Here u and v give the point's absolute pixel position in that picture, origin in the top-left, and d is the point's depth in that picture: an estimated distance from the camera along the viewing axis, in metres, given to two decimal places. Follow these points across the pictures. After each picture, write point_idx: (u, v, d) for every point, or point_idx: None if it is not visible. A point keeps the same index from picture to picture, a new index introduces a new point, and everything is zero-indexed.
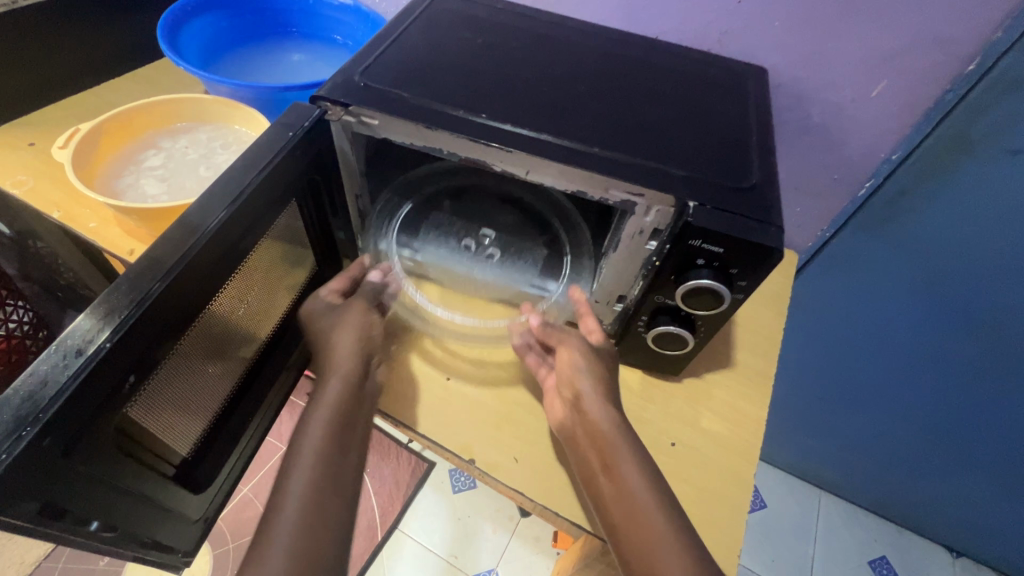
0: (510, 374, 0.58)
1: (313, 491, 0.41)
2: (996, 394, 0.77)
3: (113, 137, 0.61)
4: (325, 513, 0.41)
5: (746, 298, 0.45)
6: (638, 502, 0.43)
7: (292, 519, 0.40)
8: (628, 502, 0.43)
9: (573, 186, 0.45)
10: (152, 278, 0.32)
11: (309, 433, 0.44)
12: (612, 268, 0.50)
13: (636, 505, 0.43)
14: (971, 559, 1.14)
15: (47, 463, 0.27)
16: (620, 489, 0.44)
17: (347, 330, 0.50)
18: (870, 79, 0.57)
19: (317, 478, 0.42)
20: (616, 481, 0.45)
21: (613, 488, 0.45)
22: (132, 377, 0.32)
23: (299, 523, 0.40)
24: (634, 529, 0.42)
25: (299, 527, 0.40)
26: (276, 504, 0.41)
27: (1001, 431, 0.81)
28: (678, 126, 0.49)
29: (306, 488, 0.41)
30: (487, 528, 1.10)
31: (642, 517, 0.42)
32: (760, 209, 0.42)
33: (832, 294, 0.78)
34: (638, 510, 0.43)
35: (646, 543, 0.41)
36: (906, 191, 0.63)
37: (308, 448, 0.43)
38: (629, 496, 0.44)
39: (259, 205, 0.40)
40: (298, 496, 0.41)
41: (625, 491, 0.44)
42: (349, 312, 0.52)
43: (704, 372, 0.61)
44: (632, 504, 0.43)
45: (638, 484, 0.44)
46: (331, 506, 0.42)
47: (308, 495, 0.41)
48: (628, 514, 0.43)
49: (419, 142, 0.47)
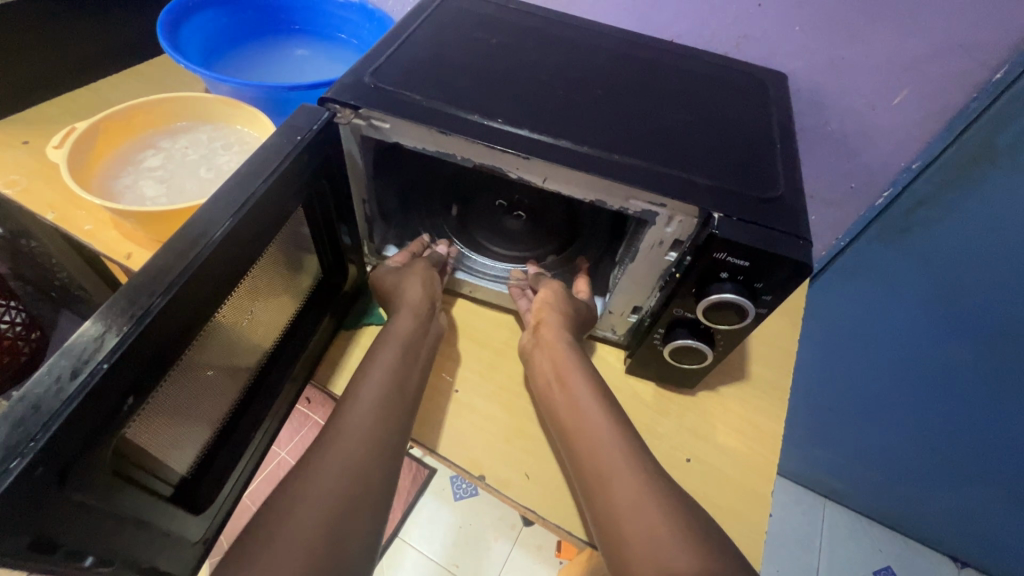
0: (520, 386, 0.56)
1: (372, 422, 0.41)
2: (1010, 410, 0.75)
3: (111, 136, 0.59)
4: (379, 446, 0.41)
5: (769, 313, 0.44)
6: (588, 426, 0.45)
7: (351, 439, 0.40)
8: (580, 425, 0.45)
9: (592, 195, 0.43)
10: (153, 292, 0.30)
11: (374, 368, 0.45)
12: (628, 278, 0.49)
13: (586, 427, 0.44)
14: (977, 571, 1.13)
15: (38, 498, 0.25)
16: (572, 413, 0.46)
17: (414, 281, 0.53)
18: (892, 86, 0.56)
19: (375, 413, 0.42)
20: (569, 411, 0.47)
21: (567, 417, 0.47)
22: (131, 399, 0.30)
23: (354, 446, 0.39)
24: (585, 449, 0.43)
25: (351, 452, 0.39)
26: (336, 426, 0.41)
27: (1014, 448, 0.79)
28: (699, 133, 0.47)
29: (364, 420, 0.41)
30: (487, 538, 1.09)
31: (591, 439, 0.43)
32: (786, 222, 0.41)
33: (845, 304, 0.77)
34: (588, 433, 0.44)
35: (596, 461, 0.42)
36: (925, 202, 0.61)
37: (373, 383, 0.44)
38: (579, 421, 0.45)
39: (265, 212, 0.38)
40: (358, 424, 0.41)
41: (577, 419, 0.46)
42: (424, 272, 0.54)
43: (719, 386, 0.59)
44: (583, 429, 0.45)
45: (590, 412, 0.45)
46: (367, 475, 0.39)
47: (369, 420, 0.41)
48: (579, 437, 0.44)
49: (432, 147, 0.45)
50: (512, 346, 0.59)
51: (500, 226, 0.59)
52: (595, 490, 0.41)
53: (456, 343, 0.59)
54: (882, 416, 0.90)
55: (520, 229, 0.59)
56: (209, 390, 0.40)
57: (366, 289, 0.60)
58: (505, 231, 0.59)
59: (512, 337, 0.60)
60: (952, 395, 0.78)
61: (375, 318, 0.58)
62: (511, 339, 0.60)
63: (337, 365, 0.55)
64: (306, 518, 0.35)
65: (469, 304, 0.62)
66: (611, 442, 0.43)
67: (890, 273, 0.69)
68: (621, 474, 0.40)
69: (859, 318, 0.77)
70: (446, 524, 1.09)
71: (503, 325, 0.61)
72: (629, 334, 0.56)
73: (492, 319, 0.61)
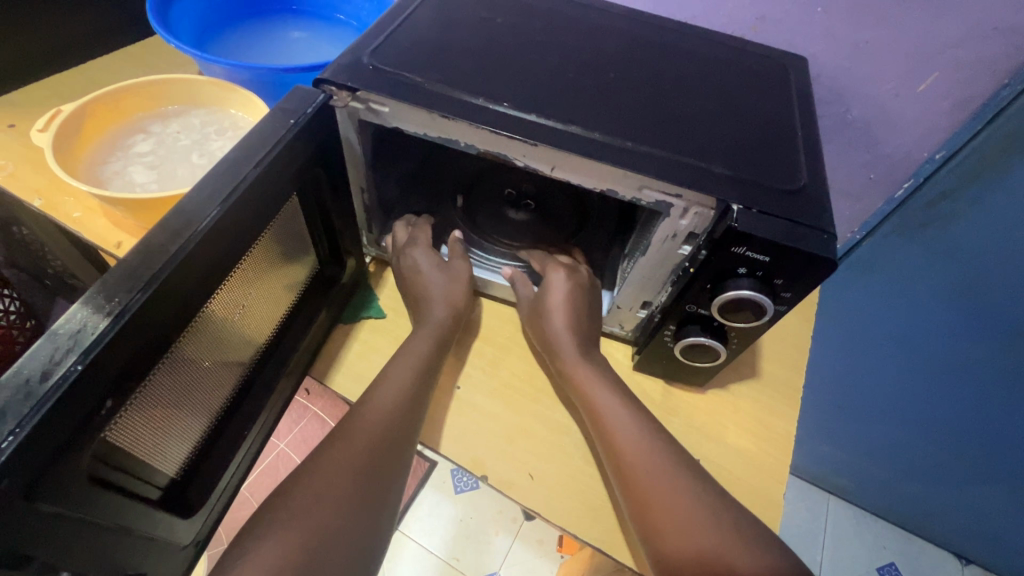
0: (524, 383, 0.54)
1: (383, 424, 0.43)
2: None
3: (99, 120, 0.56)
4: (380, 454, 0.41)
5: (788, 310, 0.42)
6: (635, 459, 0.43)
7: (354, 445, 0.41)
8: (623, 458, 0.43)
9: (602, 184, 0.41)
10: (132, 288, 0.28)
11: (395, 365, 0.47)
12: (638, 273, 0.47)
13: (635, 460, 0.42)
14: (980, 567, 1.12)
15: (6, 512, 0.24)
16: (614, 442, 0.44)
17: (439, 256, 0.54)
18: (918, 72, 0.53)
19: (385, 423, 0.43)
20: (609, 440, 0.44)
21: (609, 447, 0.44)
22: (109, 401, 0.28)
23: (355, 455, 0.40)
24: (635, 484, 0.41)
25: (353, 460, 0.40)
26: (344, 431, 0.42)
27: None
28: (717, 120, 0.45)
29: (372, 428, 0.42)
30: (488, 531, 1.08)
31: (640, 473, 0.42)
32: (810, 214, 0.39)
33: (857, 299, 0.75)
34: (637, 467, 0.42)
35: (651, 487, 0.41)
36: (948, 195, 0.58)
37: (388, 390, 0.45)
38: (622, 451, 0.43)
39: (255, 201, 0.36)
40: (365, 431, 0.42)
41: (620, 451, 0.43)
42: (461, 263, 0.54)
43: (730, 384, 0.57)
44: (631, 460, 0.43)
45: (635, 441, 0.44)
46: (371, 483, 0.40)
47: (375, 430, 0.42)
48: (627, 471, 0.42)
49: (433, 132, 0.43)
50: (516, 341, 0.57)
51: (508, 217, 0.57)
52: (651, 516, 0.40)
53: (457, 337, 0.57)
54: (891, 414, 0.88)
55: (523, 219, 0.57)
56: (207, 381, 0.39)
57: (364, 281, 0.58)
58: (509, 224, 0.57)
59: (516, 332, 0.58)
60: (965, 393, 0.76)
61: (374, 311, 0.56)
62: (515, 334, 0.58)
63: (334, 360, 0.53)
64: (307, 505, 0.37)
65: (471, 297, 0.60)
66: (664, 476, 0.41)
67: (907, 269, 0.66)
68: (682, 510, 0.39)
69: (873, 314, 0.75)
70: (446, 517, 1.09)
71: (507, 319, 0.59)
72: (637, 329, 0.54)
73: (494, 313, 0.59)
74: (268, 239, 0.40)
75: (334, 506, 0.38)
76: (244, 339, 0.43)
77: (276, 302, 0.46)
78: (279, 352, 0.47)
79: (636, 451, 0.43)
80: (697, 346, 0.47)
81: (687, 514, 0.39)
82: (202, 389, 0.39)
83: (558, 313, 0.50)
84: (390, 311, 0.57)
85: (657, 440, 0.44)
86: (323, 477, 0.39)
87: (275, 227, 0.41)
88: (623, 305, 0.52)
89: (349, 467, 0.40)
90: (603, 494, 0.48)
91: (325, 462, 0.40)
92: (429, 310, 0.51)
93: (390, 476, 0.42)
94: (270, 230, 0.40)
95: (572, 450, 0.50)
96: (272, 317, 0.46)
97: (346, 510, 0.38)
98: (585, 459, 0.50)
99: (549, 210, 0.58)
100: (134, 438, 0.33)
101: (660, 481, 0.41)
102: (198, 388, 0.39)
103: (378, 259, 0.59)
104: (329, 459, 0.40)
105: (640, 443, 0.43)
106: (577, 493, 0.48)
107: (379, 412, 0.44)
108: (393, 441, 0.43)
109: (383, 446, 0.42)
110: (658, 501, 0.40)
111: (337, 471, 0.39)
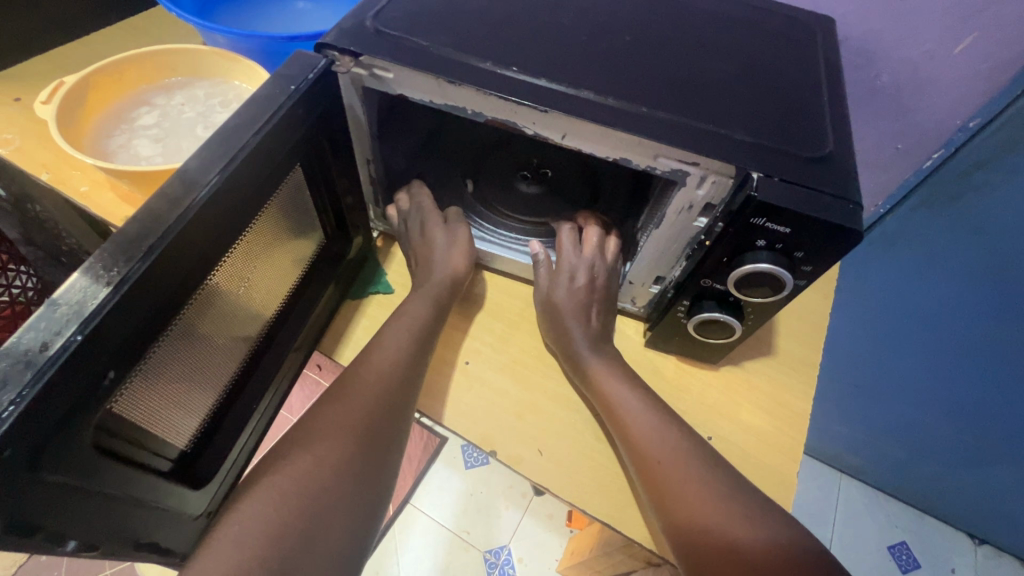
0: (533, 358, 0.54)
1: (380, 397, 0.42)
2: None
3: (103, 93, 0.55)
4: (377, 418, 0.42)
5: (808, 284, 0.40)
6: (647, 440, 0.43)
7: (350, 407, 0.41)
8: (639, 450, 0.43)
9: (615, 153, 0.39)
10: (131, 258, 0.28)
11: (389, 338, 0.46)
12: (651, 246, 0.45)
13: (650, 444, 0.43)
14: (995, 548, 1.11)
15: (12, 479, 0.24)
16: (628, 429, 0.44)
17: (450, 234, 0.53)
18: (956, 31, 0.49)
19: (381, 395, 0.43)
20: (624, 431, 0.44)
21: (623, 436, 0.44)
22: (112, 372, 0.28)
23: (356, 418, 0.41)
24: (653, 470, 0.41)
25: (352, 421, 0.40)
26: (340, 394, 0.42)
27: None
28: (737, 86, 0.42)
29: (369, 393, 0.42)
30: (499, 506, 1.10)
31: (656, 459, 0.42)
32: (835, 182, 0.37)
33: (879, 273, 0.72)
34: (650, 445, 0.43)
35: (668, 482, 0.40)
36: (981, 165, 0.54)
37: (388, 354, 0.45)
38: (635, 439, 0.43)
39: (256, 170, 0.35)
40: (363, 397, 0.42)
41: (636, 438, 0.43)
42: (464, 227, 0.54)
43: (745, 362, 0.56)
44: (647, 450, 0.42)
45: (647, 427, 0.44)
46: (370, 463, 0.40)
47: (373, 394, 0.42)
48: (644, 460, 0.42)
49: (437, 99, 0.41)
50: (527, 317, 0.56)
51: (524, 189, 0.55)
52: (670, 511, 0.39)
53: (465, 312, 0.56)
54: (909, 393, 0.87)
55: (538, 195, 0.55)
56: (214, 357, 0.39)
57: (372, 256, 0.57)
58: (523, 200, 0.55)
59: (526, 307, 0.57)
60: (990, 371, 0.74)
61: (381, 286, 0.55)
62: (525, 309, 0.57)
63: (341, 334, 0.53)
64: (306, 482, 0.37)
65: (481, 273, 0.59)
66: (682, 466, 0.41)
67: (933, 243, 0.64)
68: (692, 486, 0.39)
69: (893, 288, 0.73)
70: (457, 491, 1.10)
71: (516, 294, 0.58)
72: (650, 306, 0.53)
73: (503, 288, 0.58)
74: (278, 202, 0.40)
75: (335, 481, 0.38)
76: (252, 316, 0.43)
77: (287, 278, 0.46)
78: (289, 330, 0.47)
79: (652, 440, 0.43)
80: (713, 323, 0.46)
81: (700, 490, 0.39)
82: (211, 363, 0.39)
83: (578, 331, 0.49)
84: (398, 286, 0.56)
85: (672, 437, 0.43)
86: (325, 434, 0.39)
87: (279, 200, 0.40)
88: (636, 280, 0.50)
89: (348, 443, 0.39)
90: (611, 468, 0.48)
91: (323, 432, 0.39)
92: (433, 271, 0.51)
93: (388, 439, 0.42)
94: (276, 200, 0.40)
95: (582, 427, 0.50)
96: (280, 297, 0.45)
97: (342, 472, 0.38)
98: (594, 435, 0.49)
99: (563, 184, 0.56)
100: (140, 415, 0.33)
101: (678, 465, 0.41)
102: (206, 364, 0.39)
103: (386, 234, 0.59)
104: (328, 418, 0.40)
105: (652, 425, 0.44)
106: (586, 469, 0.48)
107: (383, 390, 0.43)
108: (391, 422, 0.43)
109: (379, 411, 0.42)
110: (674, 487, 0.40)
111: (338, 428, 0.40)
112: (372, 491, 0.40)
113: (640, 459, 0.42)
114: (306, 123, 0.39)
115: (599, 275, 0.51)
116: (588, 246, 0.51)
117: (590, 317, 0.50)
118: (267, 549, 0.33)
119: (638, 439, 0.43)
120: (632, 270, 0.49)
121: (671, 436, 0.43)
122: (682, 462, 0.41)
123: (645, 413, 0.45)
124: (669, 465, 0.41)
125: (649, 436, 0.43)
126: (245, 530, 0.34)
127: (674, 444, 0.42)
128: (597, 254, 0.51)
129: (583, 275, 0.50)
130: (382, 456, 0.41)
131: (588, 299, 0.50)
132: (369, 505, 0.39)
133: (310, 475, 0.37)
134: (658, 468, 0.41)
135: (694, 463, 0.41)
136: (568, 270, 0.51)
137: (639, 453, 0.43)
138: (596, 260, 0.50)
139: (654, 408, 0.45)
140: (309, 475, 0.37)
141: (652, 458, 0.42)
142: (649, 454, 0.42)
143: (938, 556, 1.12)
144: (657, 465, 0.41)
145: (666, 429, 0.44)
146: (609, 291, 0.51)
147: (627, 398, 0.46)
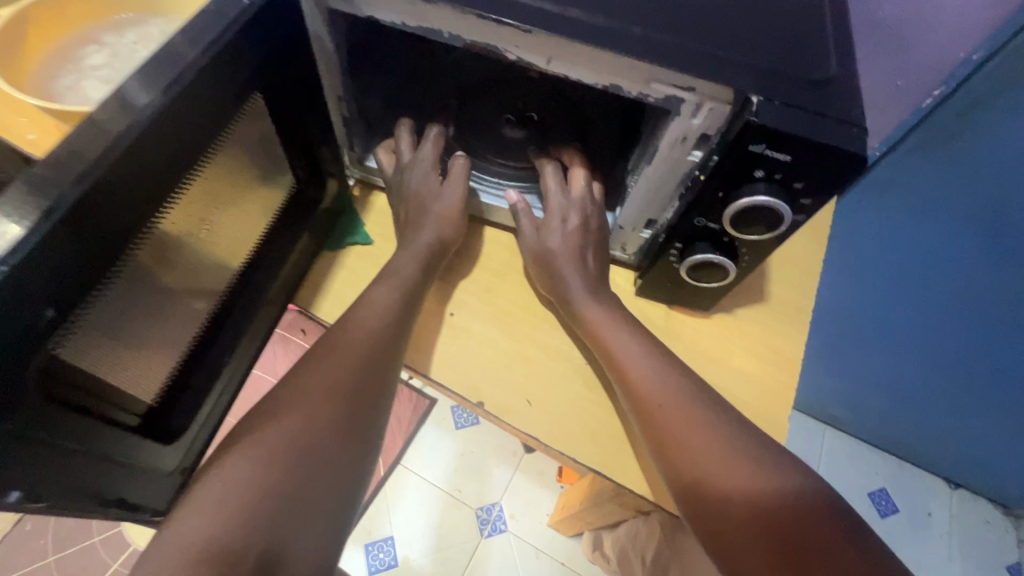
0: (521, 309, 0.52)
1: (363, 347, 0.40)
2: None
3: (46, 30, 0.47)
4: (360, 369, 0.40)
5: (806, 220, 0.39)
6: (648, 385, 0.42)
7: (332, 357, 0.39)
8: (640, 395, 0.41)
9: (604, 78, 0.37)
10: (63, 183, 0.25)
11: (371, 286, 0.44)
12: (643, 186, 0.43)
13: (650, 389, 0.41)
14: (969, 489, 1.16)
15: None
16: (629, 377, 0.43)
17: (431, 180, 0.50)
18: None
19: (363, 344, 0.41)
20: (624, 377, 0.43)
21: (624, 384, 0.43)
22: (51, 311, 0.25)
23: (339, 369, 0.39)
24: (654, 416, 0.40)
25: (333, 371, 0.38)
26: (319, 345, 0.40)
27: None
28: (734, 6, 0.39)
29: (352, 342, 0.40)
30: (490, 464, 1.10)
31: (657, 404, 0.40)
32: (838, 106, 0.34)
33: (872, 220, 0.71)
34: (651, 390, 0.41)
35: (669, 427, 0.39)
36: (983, 102, 0.52)
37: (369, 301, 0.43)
38: (635, 385, 0.42)
39: (209, 95, 0.31)
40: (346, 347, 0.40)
41: (635, 384, 0.42)
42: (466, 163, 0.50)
43: (737, 308, 0.54)
44: (648, 395, 0.41)
45: (647, 372, 0.42)
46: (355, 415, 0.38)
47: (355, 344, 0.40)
48: (644, 406, 0.41)
49: (412, 22, 0.38)
50: (513, 266, 0.54)
51: (511, 133, 0.51)
52: (671, 455, 0.38)
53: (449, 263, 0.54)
54: (896, 342, 0.87)
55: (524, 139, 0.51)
56: (174, 305, 0.37)
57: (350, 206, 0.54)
58: (509, 146, 0.52)
59: (512, 256, 0.54)
60: (977, 316, 0.74)
61: (359, 236, 0.53)
62: (511, 258, 0.54)
63: (319, 287, 0.50)
64: (288, 434, 0.35)
65: None
66: (683, 409, 0.40)
67: (929, 186, 0.62)
68: (694, 428, 0.38)
69: (885, 236, 0.72)
70: (448, 451, 1.10)
71: (501, 243, 0.55)
72: (641, 252, 0.51)
73: (488, 237, 0.55)
74: (237, 137, 0.37)
75: (319, 433, 0.36)
76: (218, 265, 0.40)
77: (255, 225, 0.43)
78: (260, 281, 0.44)
79: (654, 385, 0.41)
80: (707, 266, 0.44)
81: (701, 431, 0.38)
82: (170, 312, 0.36)
83: (573, 276, 0.47)
84: (377, 237, 0.53)
85: (672, 380, 0.42)
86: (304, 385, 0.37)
87: (237, 134, 0.37)
88: (627, 226, 0.48)
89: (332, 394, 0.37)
90: (601, 416, 0.47)
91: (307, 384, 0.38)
92: (412, 220, 0.49)
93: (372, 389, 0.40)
94: (232, 133, 0.36)
95: (571, 376, 0.49)
96: (249, 246, 0.42)
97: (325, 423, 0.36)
98: (584, 383, 0.48)
99: (553, 128, 0.50)
100: (93, 364, 0.31)
101: (679, 409, 0.40)
102: (165, 312, 0.36)
103: (363, 182, 0.56)
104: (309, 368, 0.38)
105: (652, 369, 0.42)
106: (575, 418, 0.47)
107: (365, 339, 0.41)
108: (376, 373, 0.41)
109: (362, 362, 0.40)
110: (674, 432, 0.39)
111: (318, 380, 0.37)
112: (362, 444, 0.38)
113: (641, 405, 0.41)
114: (265, 47, 0.35)
115: (591, 218, 0.48)
116: (578, 190, 0.49)
117: (585, 261, 0.48)
118: (250, 504, 0.32)
119: (638, 385, 0.42)
120: (627, 210, 0.46)
121: (673, 380, 0.42)
122: (686, 406, 0.40)
123: (644, 357, 0.43)
124: (670, 409, 0.40)
125: (649, 382, 0.42)
126: (222, 484, 0.32)
127: (676, 388, 0.41)
128: (587, 197, 0.49)
129: (574, 217, 0.48)
130: (367, 408, 0.39)
131: (582, 242, 0.48)
132: (361, 458, 0.38)
133: (294, 428, 0.35)
134: (659, 413, 0.40)
135: (697, 405, 0.40)
136: (558, 215, 0.49)
137: (640, 399, 0.42)
138: (586, 201, 0.48)
139: (656, 352, 0.44)
140: (291, 427, 0.35)
141: (654, 403, 0.41)
142: (650, 400, 0.41)
143: (916, 500, 1.16)
144: (659, 410, 0.40)
145: (668, 373, 0.42)
146: (601, 236, 0.49)
147: (626, 344, 0.44)
